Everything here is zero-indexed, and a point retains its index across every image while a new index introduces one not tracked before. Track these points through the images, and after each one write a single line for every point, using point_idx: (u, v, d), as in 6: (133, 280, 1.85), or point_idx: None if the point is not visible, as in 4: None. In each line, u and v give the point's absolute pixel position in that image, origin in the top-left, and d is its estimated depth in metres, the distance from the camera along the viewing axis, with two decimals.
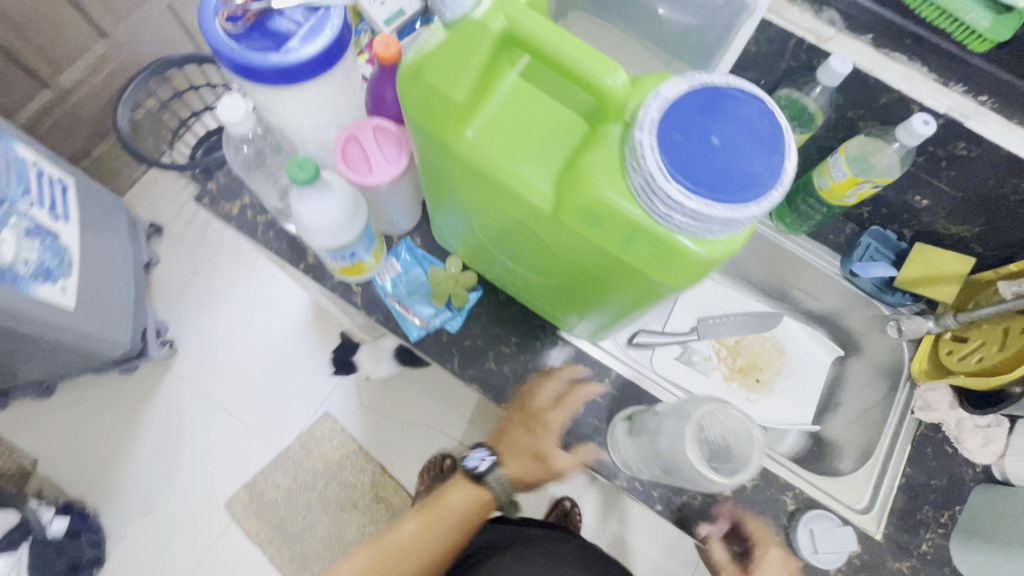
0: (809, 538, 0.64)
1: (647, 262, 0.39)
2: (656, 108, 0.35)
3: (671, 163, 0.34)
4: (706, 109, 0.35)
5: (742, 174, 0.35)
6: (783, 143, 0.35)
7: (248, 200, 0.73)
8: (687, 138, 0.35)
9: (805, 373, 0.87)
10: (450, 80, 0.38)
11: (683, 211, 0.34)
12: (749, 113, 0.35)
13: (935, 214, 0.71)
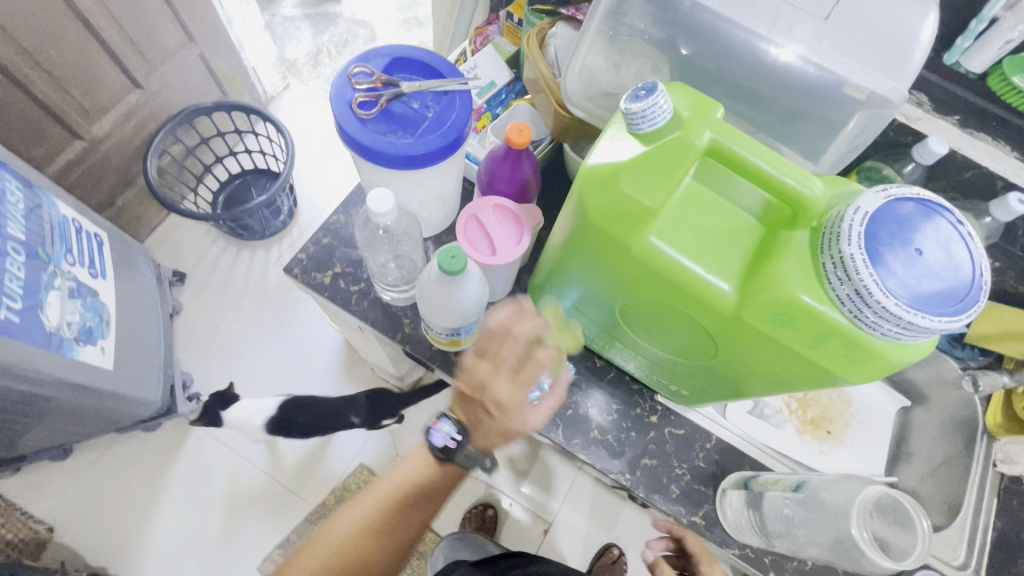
0: None
1: (836, 361, 0.40)
2: (860, 221, 0.37)
3: (881, 274, 0.36)
4: (903, 221, 0.38)
5: (947, 283, 0.37)
6: (977, 252, 0.38)
7: (340, 270, 0.72)
8: (892, 249, 0.37)
9: (872, 424, 0.88)
10: (648, 190, 0.40)
11: (897, 321, 0.36)
12: (942, 226, 0.38)
13: (1005, 274, 0.75)
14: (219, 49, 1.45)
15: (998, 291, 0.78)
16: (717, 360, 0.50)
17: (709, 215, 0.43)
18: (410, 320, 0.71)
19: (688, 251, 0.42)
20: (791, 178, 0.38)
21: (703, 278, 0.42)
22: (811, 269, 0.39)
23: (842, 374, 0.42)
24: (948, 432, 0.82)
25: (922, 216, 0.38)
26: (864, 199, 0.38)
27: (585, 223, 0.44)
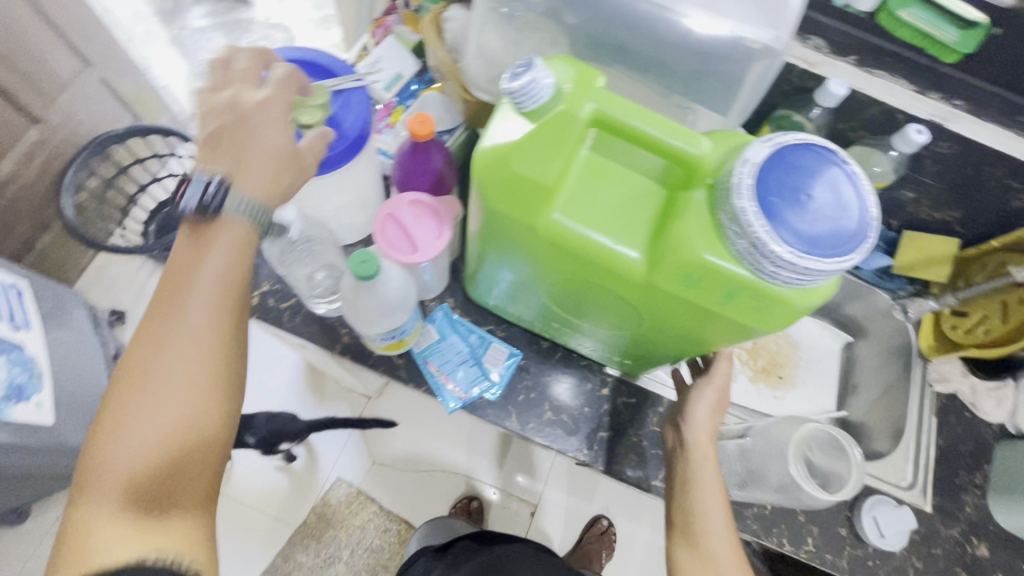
0: (874, 525, 0.68)
1: (747, 314, 0.41)
2: (749, 173, 0.38)
3: (774, 222, 0.37)
4: (791, 168, 0.39)
5: (837, 224, 0.37)
6: (863, 189, 0.39)
7: (267, 287, 0.70)
8: (781, 199, 0.38)
9: (820, 363, 0.91)
10: (542, 167, 0.40)
11: (794, 267, 0.36)
12: (827, 168, 0.39)
13: (921, 203, 0.77)
14: (122, 70, 1.37)
15: (917, 221, 0.80)
16: (644, 328, 0.51)
17: (609, 185, 0.43)
18: (347, 329, 0.69)
19: (592, 223, 0.42)
20: (677, 138, 0.38)
21: (610, 248, 0.42)
22: (710, 226, 0.39)
23: (756, 325, 0.42)
24: (887, 361, 0.85)
25: (808, 160, 0.39)
26: (751, 151, 0.38)
27: (488, 208, 0.43)
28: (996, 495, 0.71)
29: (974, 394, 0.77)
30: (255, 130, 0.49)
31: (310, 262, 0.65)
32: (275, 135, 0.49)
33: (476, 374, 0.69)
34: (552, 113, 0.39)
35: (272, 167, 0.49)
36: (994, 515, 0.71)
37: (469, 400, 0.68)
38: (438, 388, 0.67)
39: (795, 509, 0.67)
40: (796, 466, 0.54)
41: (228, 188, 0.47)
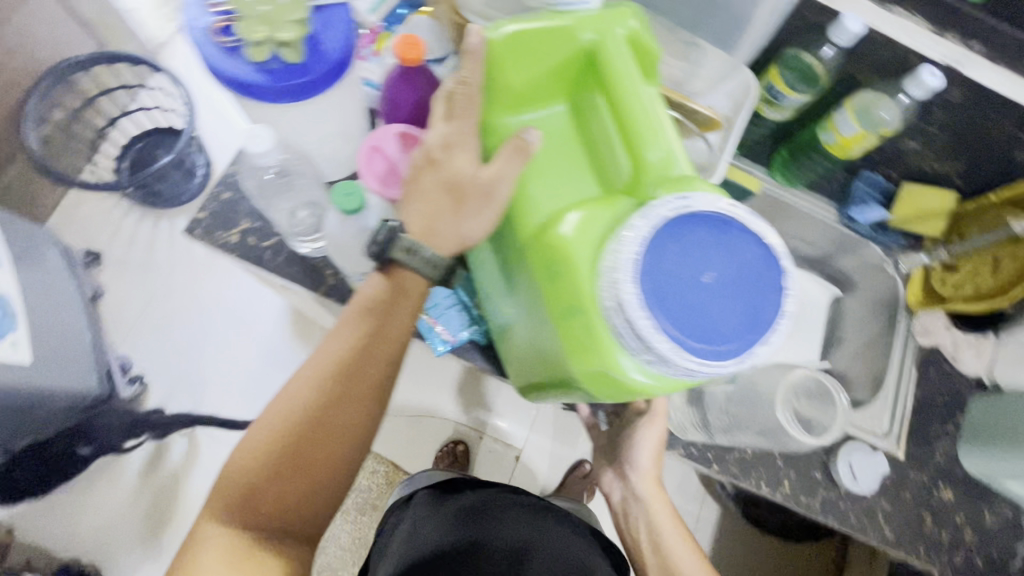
0: (849, 471, 0.70)
1: (571, 343, 0.43)
2: (670, 208, 0.41)
3: (647, 266, 0.40)
4: (725, 250, 0.41)
5: (701, 318, 0.40)
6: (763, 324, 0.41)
7: (247, 225, 0.66)
8: (681, 254, 0.40)
9: (810, 315, 0.93)
10: (522, 67, 0.47)
11: (626, 315, 0.39)
12: (757, 284, 0.41)
13: (924, 154, 0.75)
14: None
15: (917, 173, 0.79)
16: (521, 322, 0.53)
17: (584, 156, 0.49)
18: (332, 270, 0.66)
19: (540, 171, 0.49)
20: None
21: (543, 199, 0.48)
22: (602, 236, 0.42)
23: (575, 366, 0.44)
24: (872, 313, 0.86)
25: (746, 252, 0.41)
26: (696, 198, 0.41)
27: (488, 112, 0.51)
28: (965, 443, 0.74)
29: (954, 348, 0.77)
30: (459, 166, 0.49)
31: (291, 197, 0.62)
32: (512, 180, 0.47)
33: (467, 320, 0.68)
34: (564, 28, 0.46)
35: (429, 208, 0.51)
36: (960, 460, 0.74)
37: (458, 342, 0.67)
38: (428, 331, 0.66)
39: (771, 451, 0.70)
40: (782, 412, 0.59)
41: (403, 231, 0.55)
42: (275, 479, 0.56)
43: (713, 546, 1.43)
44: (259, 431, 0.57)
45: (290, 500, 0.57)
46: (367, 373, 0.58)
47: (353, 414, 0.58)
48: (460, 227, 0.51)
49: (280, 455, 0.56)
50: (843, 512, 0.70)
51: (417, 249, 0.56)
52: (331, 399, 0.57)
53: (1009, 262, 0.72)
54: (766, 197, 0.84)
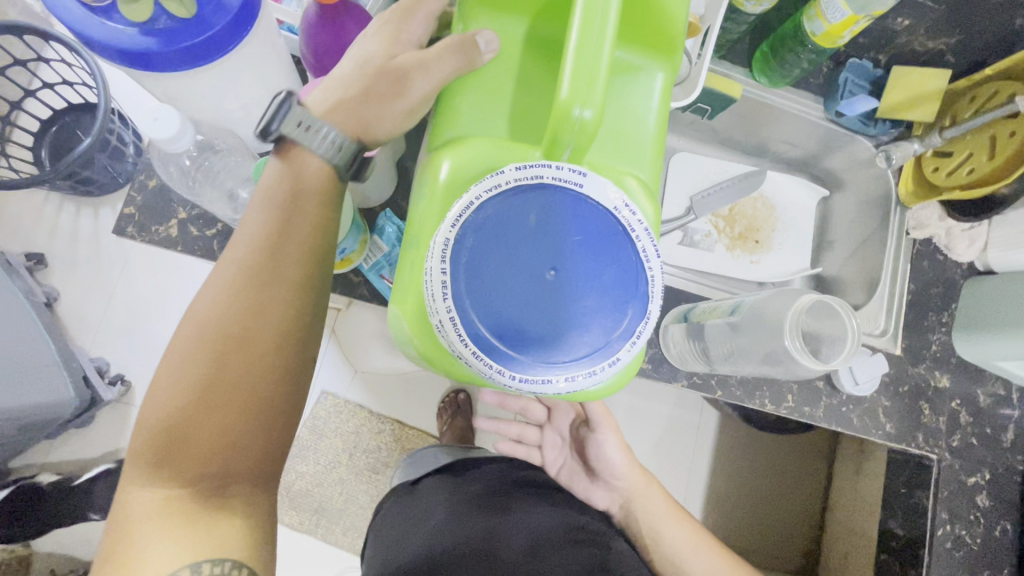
0: (850, 374, 0.70)
1: (408, 262, 0.42)
2: (554, 177, 0.37)
3: (491, 218, 0.37)
4: (588, 252, 0.38)
5: (512, 307, 0.37)
6: (579, 353, 0.37)
7: (185, 214, 0.59)
8: (536, 228, 0.37)
9: (796, 221, 0.91)
10: None
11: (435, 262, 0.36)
12: (598, 309, 0.38)
13: (914, 32, 0.69)
14: None
15: (907, 53, 0.73)
16: None
17: (518, 98, 0.45)
18: None
19: (475, 85, 0.45)
20: (574, 82, 0.32)
21: (460, 113, 0.44)
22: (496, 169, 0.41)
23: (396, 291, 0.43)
24: (863, 212, 0.84)
25: (607, 268, 0.38)
26: (593, 183, 0.38)
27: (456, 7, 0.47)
28: (959, 331, 0.74)
29: (948, 238, 0.75)
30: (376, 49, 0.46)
31: (229, 177, 0.55)
32: (452, 65, 0.43)
33: None
34: None
35: (353, 88, 0.45)
36: (956, 348, 0.75)
37: None
38: None
39: None
40: (791, 340, 0.57)
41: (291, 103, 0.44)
42: (193, 422, 0.42)
43: (713, 450, 1.50)
44: (166, 373, 0.43)
45: (214, 447, 0.43)
46: (288, 273, 0.44)
47: (282, 320, 0.44)
48: (378, 110, 0.46)
49: (201, 394, 0.42)
50: (846, 416, 0.71)
51: (313, 125, 0.45)
52: (246, 307, 0.43)
53: (1008, 140, 0.66)
54: (746, 99, 0.78)
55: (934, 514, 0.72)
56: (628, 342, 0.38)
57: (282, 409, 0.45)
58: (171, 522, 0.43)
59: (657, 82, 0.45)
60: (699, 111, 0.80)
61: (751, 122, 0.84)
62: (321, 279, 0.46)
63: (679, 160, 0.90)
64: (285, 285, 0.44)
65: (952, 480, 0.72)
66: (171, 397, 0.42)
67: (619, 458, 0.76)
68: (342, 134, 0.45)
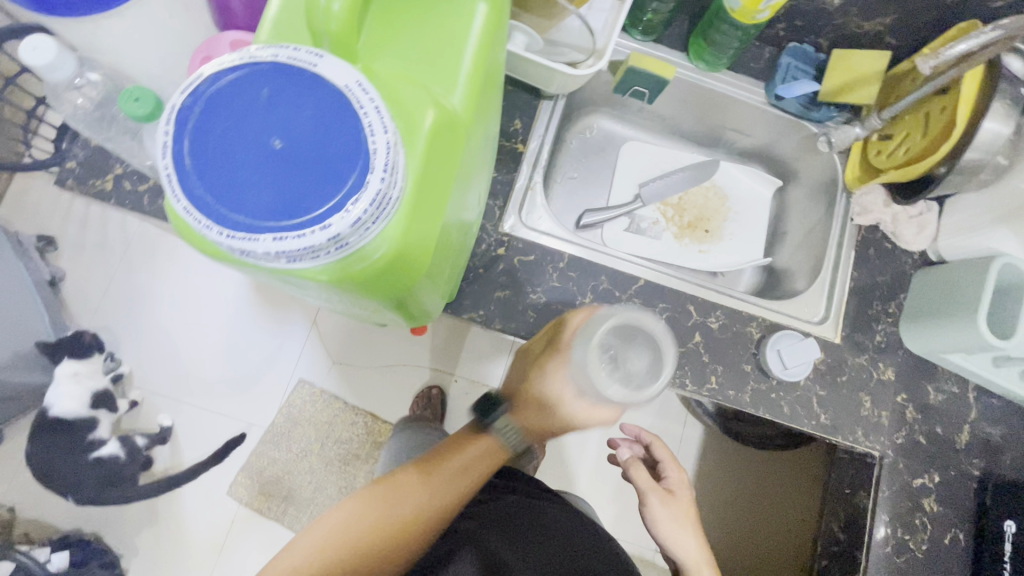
0: (778, 357, 0.67)
1: None
2: (297, 55, 0.27)
3: (222, 88, 0.26)
4: (323, 132, 0.26)
5: (224, 171, 0.25)
6: (295, 229, 0.25)
7: (121, 170, 0.64)
8: (271, 101, 0.26)
9: (749, 212, 0.89)
10: None
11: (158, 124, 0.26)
12: (327, 184, 0.25)
13: (849, 13, 0.68)
14: None
15: (846, 36, 0.72)
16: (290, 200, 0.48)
17: None
18: None
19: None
20: None
21: (266, 29, 0.35)
22: None
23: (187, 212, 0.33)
24: (814, 201, 0.81)
25: (349, 133, 0.26)
26: (334, 64, 0.27)
27: None
28: (906, 322, 0.70)
29: (894, 224, 0.72)
30: None
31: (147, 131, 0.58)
32: None
33: None
34: None
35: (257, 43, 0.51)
36: (903, 341, 0.71)
37: None
38: None
39: (691, 340, 0.68)
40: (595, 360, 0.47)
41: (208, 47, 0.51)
42: None
43: (696, 462, 1.44)
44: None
45: None
46: None
47: None
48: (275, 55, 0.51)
49: None
50: (776, 403, 0.68)
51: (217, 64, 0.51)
52: None
53: (939, 115, 0.64)
54: (686, 83, 0.79)
55: (874, 513, 0.67)
56: (343, 212, 0.25)
57: None
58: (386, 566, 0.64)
59: (476, 14, 0.36)
60: (639, 96, 0.80)
61: (698, 110, 0.84)
62: None
63: (631, 149, 0.90)
64: None
65: (895, 479, 0.67)
66: None
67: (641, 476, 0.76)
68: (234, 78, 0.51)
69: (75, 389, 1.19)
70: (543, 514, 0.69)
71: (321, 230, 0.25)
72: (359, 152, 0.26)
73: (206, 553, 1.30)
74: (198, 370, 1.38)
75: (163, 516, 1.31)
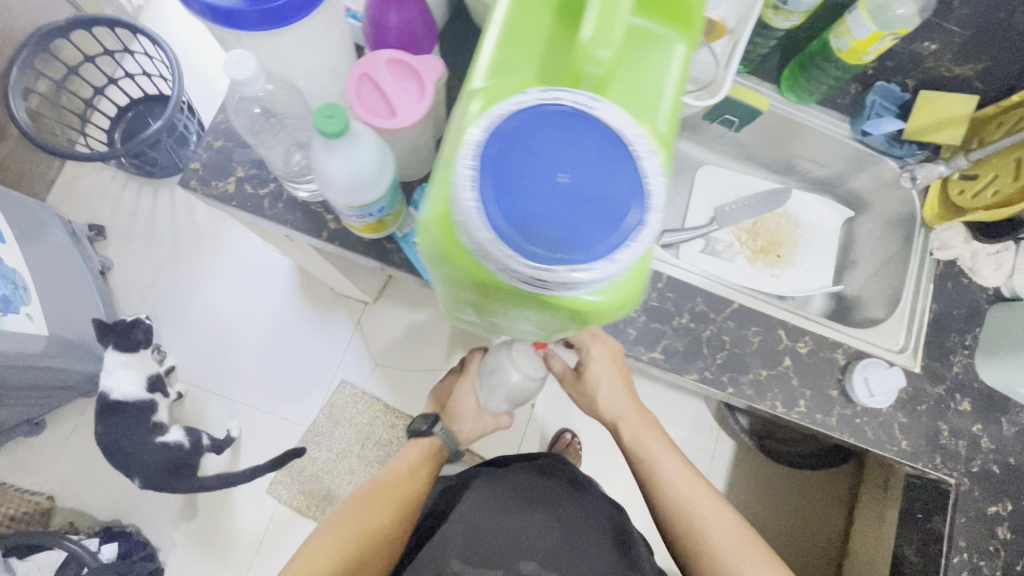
0: (865, 385, 0.70)
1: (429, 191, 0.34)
2: (578, 99, 0.28)
3: (514, 129, 0.28)
4: (606, 172, 0.28)
5: (521, 205, 0.27)
6: (586, 262, 0.27)
7: (242, 173, 0.65)
8: (559, 141, 0.28)
9: (820, 239, 0.92)
10: None
11: (456, 160, 0.28)
12: (613, 222, 0.27)
13: (942, 56, 0.71)
14: None
15: (934, 79, 0.75)
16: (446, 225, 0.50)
17: (553, 49, 0.37)
18: (333, 215, 0.65)
19: (504, 29, 0.37)
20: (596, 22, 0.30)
21: (484, 61, 0.37)
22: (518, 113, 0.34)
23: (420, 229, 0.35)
24: (888, 233, 0.85)
25: (627, 175, 0.28)
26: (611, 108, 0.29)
27: None
28: (982, 354, 0.73)
29: (973, 260, 0.75)
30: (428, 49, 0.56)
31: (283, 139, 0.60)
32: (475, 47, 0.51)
33: None
34: None
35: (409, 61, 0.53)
36: (978, 373, 0.73)
37: None
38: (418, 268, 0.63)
39: (781, 363, 0.71)
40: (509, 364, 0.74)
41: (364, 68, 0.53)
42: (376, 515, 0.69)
43: (726, 478, 1.46)
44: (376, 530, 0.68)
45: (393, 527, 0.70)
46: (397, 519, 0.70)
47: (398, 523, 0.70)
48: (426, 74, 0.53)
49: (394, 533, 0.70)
50: (859, 428, 0.70)
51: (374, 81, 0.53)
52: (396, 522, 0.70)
53: None
54: (774, 115, 0.82)
55: (951, 540, 0.70)
56: (630, 247, 0.27)
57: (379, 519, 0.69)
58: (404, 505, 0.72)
59: (675, 53, 0.38)
60: (728, 123, 0.83)
61: (778, 139, 0.87)
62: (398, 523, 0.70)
63: (708, 173, 0.93)
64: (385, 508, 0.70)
65: (971, 506, 0.70)
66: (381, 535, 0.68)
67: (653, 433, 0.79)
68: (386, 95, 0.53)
69: (133, 372, 1.15)
70: (526, 484, 0.81)
71: (613, 265, 0.27)
72: (639, 193, 0.28)
73: (245, 554, 1.28)
74: (243, 366, 1.39)
75: (202, 512, 1.29)
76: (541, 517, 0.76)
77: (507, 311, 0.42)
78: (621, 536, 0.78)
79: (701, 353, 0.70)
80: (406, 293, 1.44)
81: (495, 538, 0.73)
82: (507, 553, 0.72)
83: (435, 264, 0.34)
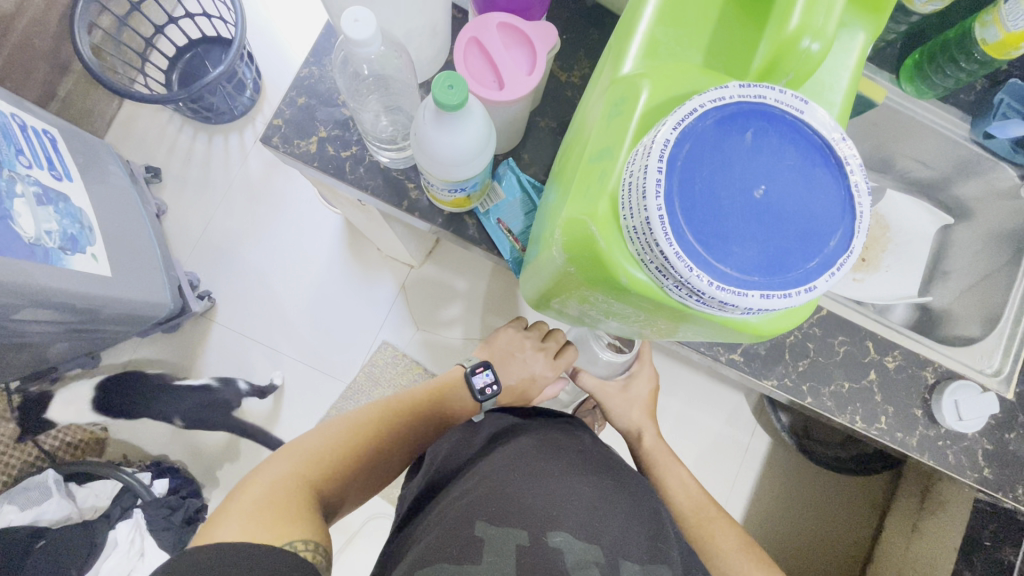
0: (954, 408, 0.65)
1: (579, 180, 0.34)
2: (790, 106, 0.30)
3: (710, 133, 0.29)
4: (806, 187, 0.29)
5: (718, 219, 0.28)
6: (775, 285, 0.29)
7: (325, 134, 0.62)
8: (757, 151, 0.29)
9: (911, 245, 0.86)
10: None
11: (644, 158, 0.28)
12: (810, 241, 0.29)
13: None
14: None
15: None
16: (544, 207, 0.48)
17: (719, 38, 0.35)
18: (415, 184, 0.62)
19: (668, 7, 0.36)
20: (807, 9, 0.28)
21: (643, 40, 0.36)
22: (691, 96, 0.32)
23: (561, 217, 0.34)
24: (993, 246, 0.79)
25: (825, 195, 0.30)
26: (814, 112, 0.30)
27: None
28: None
29: None
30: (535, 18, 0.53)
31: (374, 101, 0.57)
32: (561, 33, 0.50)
33: None
34: None
35: (520, 30, 0.50)
36: None
37: None
38: (499, 244, 0.60)
39: (868, 377, 0.67)
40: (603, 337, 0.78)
41: (473, 30, 0.49)
42: (387, 431, 0.65)
43: (758, 474, 1.41)
44: (384, 442, 0.65)
45: (398, 443, 0.66)
46: (403, 436, 0.67)
47: (402, 441, 0.67)
48: (537, 47, 0.50)
49: (395, 448, 0.66)
50: (941, 451, 0.67)
51: (483, 46, 0.49)
52: (402, 440, 0.67)
53: None
54: (886, 107, 0.75)
55: None
56: (827, 272, 0.29)
57: (387, 432, 0.65)
58: (417, 425, 0.69)
59: (851, 45, 0.35)
60: None
61: (883, 135, 0.80)
62: (403, 443, 0.67)
63: None
64: (392, 424, 0.67)
65: None
66: (386, 447, 0.65)
67: (638, 415, 0.81)
68: (492, 65, 0.49)
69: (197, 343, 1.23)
70: (557, 438, 0.63)
71: (810, 291, 0.29)
72: (839, 214, 0.29)
73: None
74: (292, 318, 1.39)
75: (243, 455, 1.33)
76: (577, 469, 0.58)
77: (614, 313, 0.41)
78: (660, 515, 0.59)
79: (782, 359, 0.66)
80: (453, 258, 1.40)
81: (522, 489, 0.53)
82: (532, 510, 0.51)
83: (580, 262, 0.33)
